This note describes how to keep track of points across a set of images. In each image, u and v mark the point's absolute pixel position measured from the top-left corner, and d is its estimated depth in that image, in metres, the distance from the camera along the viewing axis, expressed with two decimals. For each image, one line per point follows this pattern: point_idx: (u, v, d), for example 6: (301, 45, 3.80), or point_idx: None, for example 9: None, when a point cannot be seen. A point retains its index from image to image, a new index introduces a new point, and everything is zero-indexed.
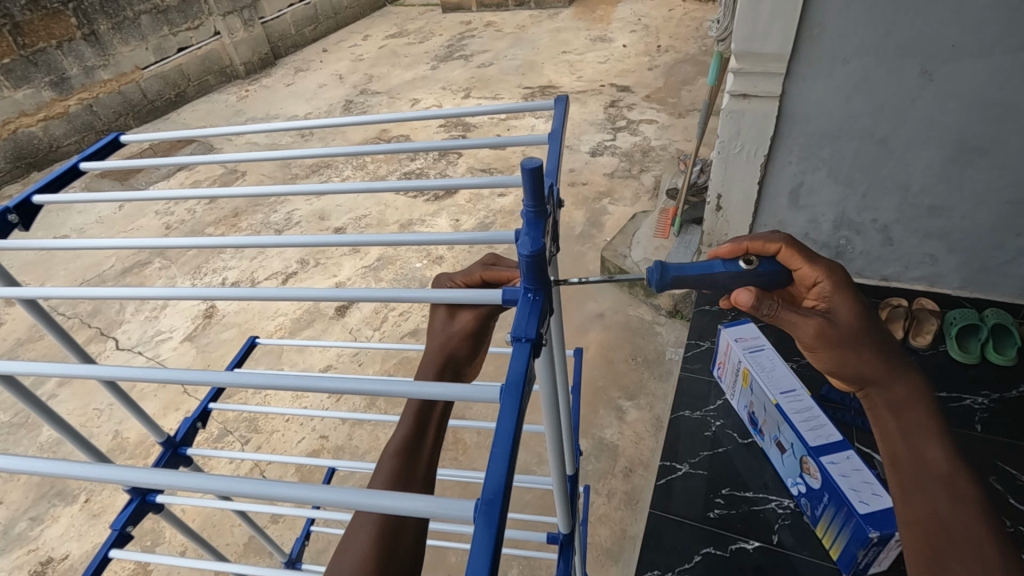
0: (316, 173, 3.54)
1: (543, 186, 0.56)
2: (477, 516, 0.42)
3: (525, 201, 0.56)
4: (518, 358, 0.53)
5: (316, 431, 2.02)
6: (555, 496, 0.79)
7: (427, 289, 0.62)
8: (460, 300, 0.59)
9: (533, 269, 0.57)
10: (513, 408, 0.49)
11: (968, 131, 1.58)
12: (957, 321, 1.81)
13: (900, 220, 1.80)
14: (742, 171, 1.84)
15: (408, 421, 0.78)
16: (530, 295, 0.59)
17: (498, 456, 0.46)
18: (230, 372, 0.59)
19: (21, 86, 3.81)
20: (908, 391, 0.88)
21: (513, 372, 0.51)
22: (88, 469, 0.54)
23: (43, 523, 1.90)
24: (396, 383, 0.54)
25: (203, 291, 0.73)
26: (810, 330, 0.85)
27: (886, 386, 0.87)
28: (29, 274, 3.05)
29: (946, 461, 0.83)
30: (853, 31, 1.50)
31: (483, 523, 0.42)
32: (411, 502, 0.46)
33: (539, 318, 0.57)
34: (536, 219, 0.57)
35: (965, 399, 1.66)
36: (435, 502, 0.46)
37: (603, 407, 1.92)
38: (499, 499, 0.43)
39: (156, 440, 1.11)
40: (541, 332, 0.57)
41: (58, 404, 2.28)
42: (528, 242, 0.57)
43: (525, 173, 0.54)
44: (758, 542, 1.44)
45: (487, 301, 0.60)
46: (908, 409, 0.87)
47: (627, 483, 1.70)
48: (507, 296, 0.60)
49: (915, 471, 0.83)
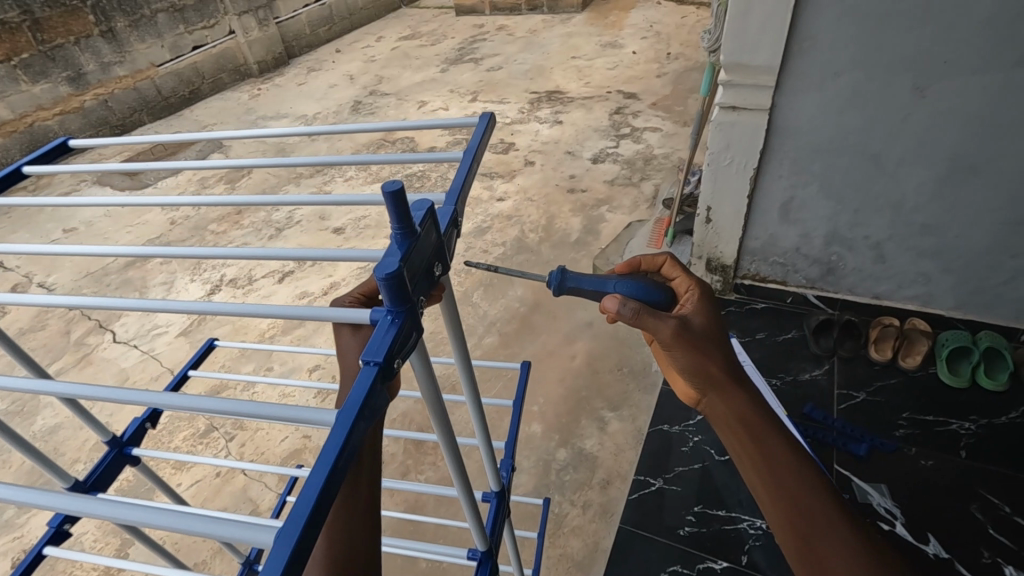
0: (321, 173, 3.59)
1: (407, 207, 0.52)
2: (278, 539, 0.41)
3: (390, 222, 0.53)
4: (361, 382, 0.50)
5: (299, 431, 2.03)
6: (465, 510, 0.78)
7: (310, 308, 0.60)
8: (334, 317, 0.58)
9: (392, 290, 0.53)
10: (344, 429, 0.47)
11: (961, 149, 1.54)
12: (948, 344, 1.74)
13: (893, 237, 1.77)
14: (732, 183, 1.82)
15: None
16: (392, 316, 0.55)
17: (315, 479, 0.44)
18: (166, 395, 0.60)
19: (39, 80, 3.90)
20: (741, 402, 0.90)
21: (352, 396, 0.49)
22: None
23: (29, 511, 1.94)
24: (299, 412, 0.53)
25: (92, 298, 0.71)
26: (666, 333, 0.91)
27: (733, 395, 0.91)
28: (36, 264, 3.11)
29: (787, 452, 0.87)
30: (843, 45, 1.48)
31: (278, 550, 0.40)
32: (230, 528, 0.46)
33: (394, 340, 0.54)
34: (404, 239, 0.55)
35: (951, 423, 1.61)
36: (245, 529, 0.46)
37: (586, 417, 1.89)
38: (299, 526, 0.42)
39: (102, 439, 1.11)
40: (398, 355, 0.54)
41: (52, 394, 2.32)
42: (390, 262, 0.53)
43: (387, 196, 0.51)
44: (726, 562, 1.43)
45: (357, 320, 0.58)
46: (753, 421, 0.89)
47: (604, 495, 1.65)
48: (373, 316, 0.57)
49: (771, 469, 0.85)
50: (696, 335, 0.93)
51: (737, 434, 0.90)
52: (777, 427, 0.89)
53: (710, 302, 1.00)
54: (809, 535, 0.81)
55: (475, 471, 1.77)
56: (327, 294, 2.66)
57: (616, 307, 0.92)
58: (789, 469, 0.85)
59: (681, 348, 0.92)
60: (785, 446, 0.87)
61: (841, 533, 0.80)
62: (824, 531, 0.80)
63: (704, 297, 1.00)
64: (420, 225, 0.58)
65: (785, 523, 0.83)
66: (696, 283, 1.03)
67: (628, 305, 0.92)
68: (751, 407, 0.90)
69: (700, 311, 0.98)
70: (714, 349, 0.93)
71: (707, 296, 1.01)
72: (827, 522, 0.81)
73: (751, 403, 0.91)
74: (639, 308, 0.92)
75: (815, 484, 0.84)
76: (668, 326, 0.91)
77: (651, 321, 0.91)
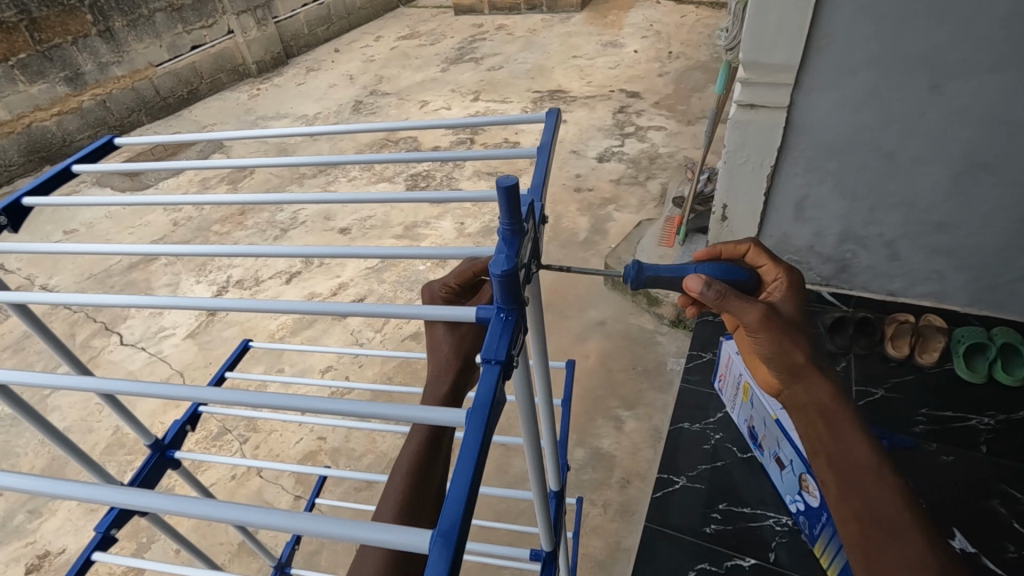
0: (324, 173, 3.57)
1: (519, 204, 0.55)
2: (433, 545, 0.42)
3: (502, 218, 0.56)
4: (486, 380, 0.51)
5: (314, 432, 2.02)
6: (538, 514, 0.78)
7: (405, 307, 0.60)
8: (431, 317, 0.57)
9: (506, 288, 0.55)
10: (478, 430, 0.48)
11: (976, 148, 1.55)
12: (965, 339, 1.76)
13: (907, 235, 1.78)
14: (747, 181, 1.82)
15: (409, 455, 0.72)
16: (503, 314, 0.57)
17: (460, 483, 0.45)
18: (213, 390, 0.60)
19: (36, 80, 3.85)
20: (824, 392, 0.93)
21: (480, 394, 0.50)
22: (59, 486, 0.53)
23: (40, 517, 1.91)
24: (379, 407, 0.53)
25: (178, 300, 0.72)
26: (753, 318, 0.90)
27: (816, 383, 0.93)
28: (36, 267, 3.08)
29: (868, 453, 0.88)
30: (862, 44, 1.48)
31: (438, 552, 0.41)
32: (364, 529, 0.44)
33: (511, 338, 0.55)
34: (511, 237, 0.57)
35: (970, 419, 1.62)
36: (379, 529, 0.44)
37: (601, 416, 1.90)
38: (456, 526, 0.42)
39: (145, 443, 1.11)
40: (514, 352, 0.55)
41: (59, 398, 2.30)
42: (503, 260, 0.55)
43: (501, 191, 0.53)
44: (754, 559, 1.42)
45: (461, 318, 0.58)
46: (834, 412, 0.92)
47: (623, 495, 1.68)
48: (481, 313, 0.58)
49: (849, 468, 0.88)
50: (783, 321, 0.92)
51: (818, 429, 0.93)
52: (861, 429, 0.90)
53: (800, 290, 0.97)
54: (878, 539, 0.82)
55: (494, 471, 1.76)
56: (335, 294, 2.64)
57: (699, 288, 0.88)
58: (867, 472, 0.87)
59: (766, 333, 0.91)
60: (869, 448, 0.89)
61: (914, 541, 0.80)
62: (891, 526, 0.82)
63: (794, 286, 0.97)
64: (524, 224, 0.60)
65: (854, 521, 0.86)
66: (786, 272, 0.99)
67: (713, 287, 0.89)
68: (832, 398, 0.93)
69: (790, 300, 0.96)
70: (800, 338, 0.93)
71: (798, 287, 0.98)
72: (899, 530, 0.82)
73: (833, 395, 0.93)
74: (728, 290, 0.89)
75: (894, 492, 0.85)
76: (755, 311, 0.90)
77: (737, 304, 0.90)
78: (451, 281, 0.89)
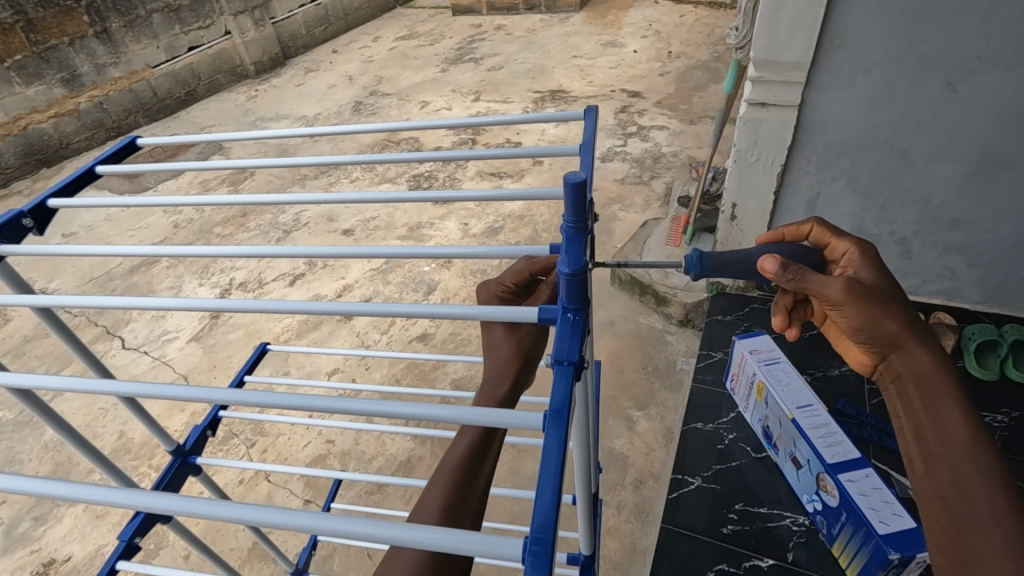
0: (325, 175, 3.55)
1: (585, 201, 0.57)
2: (525, 554, 0.41)
3: (567, 216, 0.58)
4: (561, 381, 0.53)
5: (323, 436, 2.00)
6: (580, 518, 0.79)
7: (462, 308, 0.60)
8: (493, 318, 0.56)
9: (574, 288, 0.55)
10: (559, 440, 0.48)
11: (991, 145, 1.55)
12: (975, 337, 1.75)
13: (919, 233, 1.78)
14: (758, 179, 1.82)
15: (457, 451, 0.70)
16: (569, 315, 0.57)
17: (547, 489, 0.45)
18: (237, 392, 0.58)
19: (33, 82, 3.82)
20: (923, 360, 0.87)
21: (556, 399, 0.51)
22: (101, 492, 0.52)
23: (46, 523, 1.89)
24: (428, 408, 0.52)
25: (206, 302, 0.72)
26: (837, 290, 0.88)
27: (917, 352, 0.88)
28: (36, 270, 3.04)
29: (964, 429, 0.81)
30: (876, 41, 1.48)
31: (532, 562, 0.41)
32: (457, 538, 0.43)
33: (581, 340, 0.55)
34: (576, 235, 0.59)
35: (984, 416, 1.62)
36: (470, 539, 0.43)
37: (614, 416, 1.89)
38: (549, 535, 0.42)
39: (167, 449, 1.09)
40: (584, 354, 0.56)
41: (62, 403, 2.27)
42: (569, 259, 0.56)
43: (568, 188, 0.55)
44: (773, 560, 1.41)
45: (523, 319, 0.57)
46: (930, 380, 0.86)
47: (637, 495, 1.68)
48: (544, 315, 0.57)
49: (940, 443, 0.82)
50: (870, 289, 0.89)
51: (910, 402, 0.88)
52: (961, 401, 0.83)
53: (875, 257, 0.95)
54: (961, 520, 0.77)
55: (507, 473, 1.75)
56: (340, 296, 2.62)
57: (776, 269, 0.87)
58: (960, 449, 0.80)
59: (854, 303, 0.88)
60: (966, 422, 0.81)
61: (1005, 529, 0.73)
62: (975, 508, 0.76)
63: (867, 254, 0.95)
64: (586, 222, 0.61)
65: (937, 500, 0.80)
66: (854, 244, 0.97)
67: (789, 269, 0.88)
68: (932, 368, 0.87)
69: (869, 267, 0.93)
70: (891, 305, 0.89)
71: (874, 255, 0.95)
72: (985, 515, 0.75)
73: (932, 366, 0.87)
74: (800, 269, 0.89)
75: (988, 472, 0.78)
76: (835, 281, 0.88)
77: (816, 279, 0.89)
78: (508, 280, 0.88)
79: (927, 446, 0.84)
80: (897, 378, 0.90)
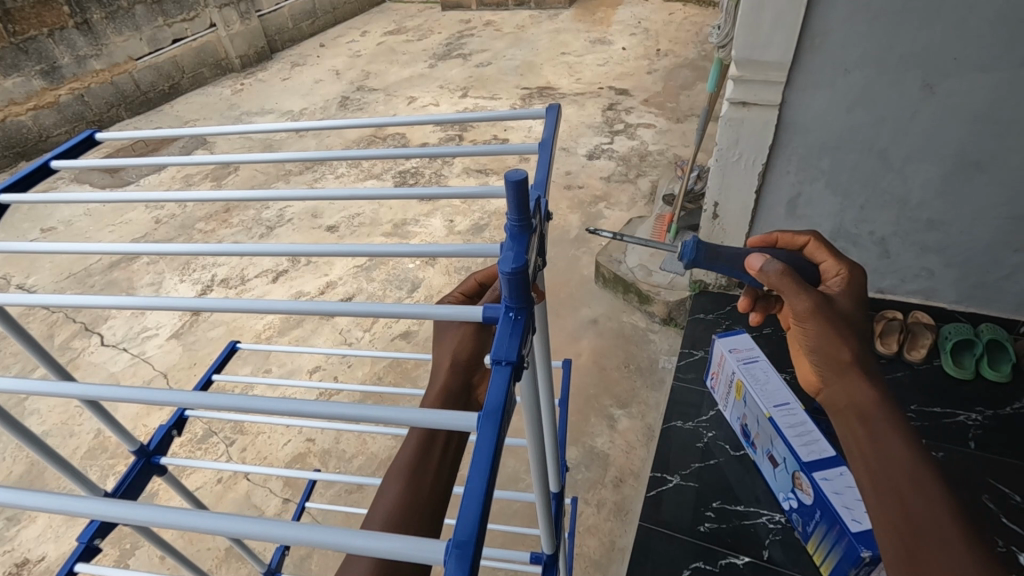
0: (311, 170, 3.52)
1: (527, 199, 0.57)
2: (448, 557, 0.41)
3: (509, 215, 0.58)
4: (496, 383, 0.52)
5: (303, 434, 1.98)
6: (540, 517, 0.79)
7: (407, 307, 0.60)
8: (442, 317, 0.57)
9: (516, 286, 0.56)
10: (491, 438, 0.48)
11: (967, 146, 1.57)
12: (950, 337, 1.78)
13: (898, 233, 1.80)
14: (740, 179, 1.82)
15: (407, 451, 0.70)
16: (512, 314, 0.58)
17: (473, 490, 0.45)
18: (194, 394, 0.57)
19: (10, 74, 3.73)
20: (863, 389, 0.89)
21: (492, 400, 0.51)
22: (56, 500, 0.50)
23: (18, 524, 1.85)
24: (371, 410, 0.52)
25: (168, 302, 0.71)
26: (803, 305, 0.92)
27: (857, 381, 0.90)
28: (12, 266, 2.99)
29: (909, 458, 0.83)
30: (855, 42, 1.48)
31: (454, 562, 0.40)
32: (387, 541, 0.43)
33: (521, 337, 0.55)
34: (520, 233, 0.59)
35: (959, 415, 1.64)
36: (393, 540, 0.43)
37: (594, 415, 1.90)
38: (473, 538, 0.42)
39: (129, 449, 1.08)
40: (524, 352, 0.56)
41: (37, 401, 2.23)
42: (511, 258, 0.56)
43: (509, 185, 0.55)
44: (748, 557, 1.42)
45: (466, 317, 0.58)
46: (869, 408, 0.88)
47: (618, 494, 1.69)
48: (488, 313, 0.58)
49: (886, 472, 0.83)
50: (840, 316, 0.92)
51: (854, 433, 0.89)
52: (902, 430, 0.85)
53: (862, 287, 0.98)
54: (922, 551, 0.76)
55: None
56: (323, 293, 2.60)
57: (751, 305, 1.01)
58: (910, 477, 0.81)
59: (815, 323, 0.92)
60: (909, 449, 0.84)
61: (962, 552, 0.74)
62: (934, 538, 0.76)
63: (854, 282, 0.98)
64: (531, 220, 0.62)
65: (893, 529, 0.80)
66: (847, 268, 1.00)
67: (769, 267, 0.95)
68: (868, 394, 0.89)
69: (852, 294, 0.96)
70: (851, 334, 0.92)
71: (859, 280, 0.98)
72: (947, 542, 0.75)
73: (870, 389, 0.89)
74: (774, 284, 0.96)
75: (936, 497, 0.79)
76: (806, 298, 0.91)
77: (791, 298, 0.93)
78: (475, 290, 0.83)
79: (874, 474, 0.84)
80: (838, 408, 0.92)
